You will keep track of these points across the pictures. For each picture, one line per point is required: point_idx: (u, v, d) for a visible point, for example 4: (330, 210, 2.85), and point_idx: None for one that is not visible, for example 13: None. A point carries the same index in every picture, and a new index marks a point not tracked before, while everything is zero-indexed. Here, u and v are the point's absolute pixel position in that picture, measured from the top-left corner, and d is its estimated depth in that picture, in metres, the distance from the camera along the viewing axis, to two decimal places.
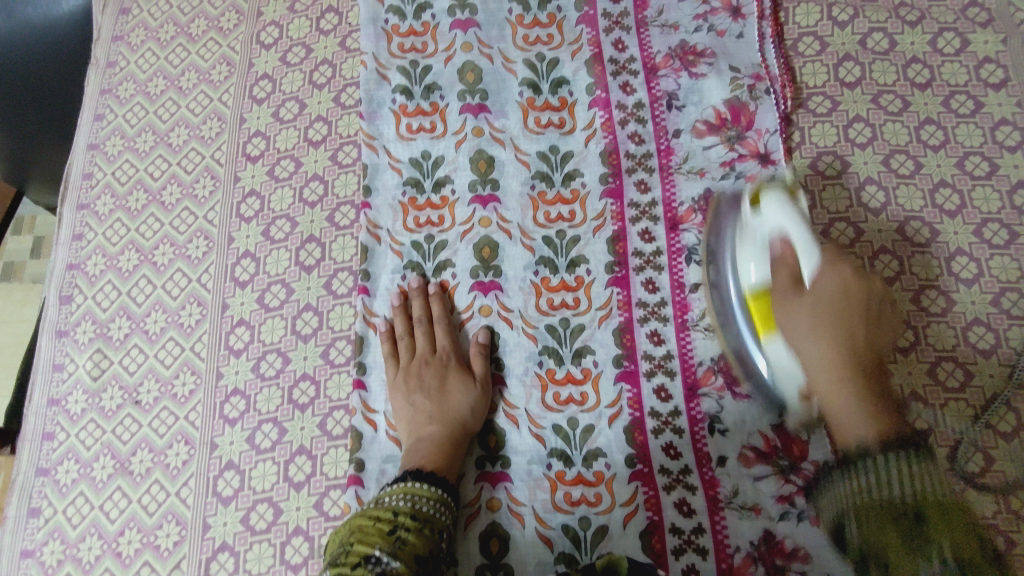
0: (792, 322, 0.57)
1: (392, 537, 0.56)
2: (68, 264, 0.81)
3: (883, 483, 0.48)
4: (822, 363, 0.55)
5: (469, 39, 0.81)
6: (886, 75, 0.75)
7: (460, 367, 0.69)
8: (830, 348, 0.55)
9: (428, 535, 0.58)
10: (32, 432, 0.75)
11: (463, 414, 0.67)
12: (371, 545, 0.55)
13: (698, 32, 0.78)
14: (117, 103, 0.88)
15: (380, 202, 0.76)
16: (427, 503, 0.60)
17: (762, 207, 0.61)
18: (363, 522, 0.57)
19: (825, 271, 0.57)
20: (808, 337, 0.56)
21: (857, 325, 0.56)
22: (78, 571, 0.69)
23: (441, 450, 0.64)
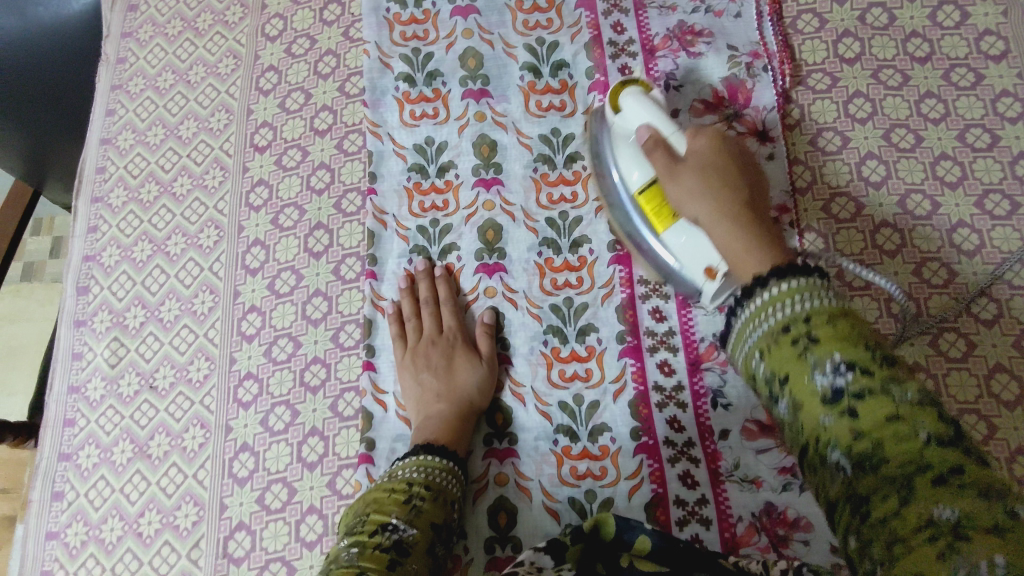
0: (684, 193, 0.59)
1: (408, 505, 0.57)
2: (85, 256, 0.84)
3: (778, 303, 0.48)
4: (712, 217, 0.58)
5: (470, 26, 0.82)
6: (885, 50, 0.75)
7: (465, 346, 0.71)
8: (715, 202, 0.58)
9: (442, 505, 0.59)
10: (53, 419, 0.77)
11: (469, 391, 0.68)
12: (388, 514, 0.56)
13: (695, 13, 0.78)
14: (128, 98, 0.90)
15: (385, 188, 0.77)
16: (440, 474, 0.61)
17: (624, 106, 0.64)
18: (378, 494, 0.58)
19: (694, 142, 0.61)
20: (699, 203, 0.58)
21: (732, 178, 0.60)
22: (101, 552, 0.71)
23: (449, 428, 0.66)
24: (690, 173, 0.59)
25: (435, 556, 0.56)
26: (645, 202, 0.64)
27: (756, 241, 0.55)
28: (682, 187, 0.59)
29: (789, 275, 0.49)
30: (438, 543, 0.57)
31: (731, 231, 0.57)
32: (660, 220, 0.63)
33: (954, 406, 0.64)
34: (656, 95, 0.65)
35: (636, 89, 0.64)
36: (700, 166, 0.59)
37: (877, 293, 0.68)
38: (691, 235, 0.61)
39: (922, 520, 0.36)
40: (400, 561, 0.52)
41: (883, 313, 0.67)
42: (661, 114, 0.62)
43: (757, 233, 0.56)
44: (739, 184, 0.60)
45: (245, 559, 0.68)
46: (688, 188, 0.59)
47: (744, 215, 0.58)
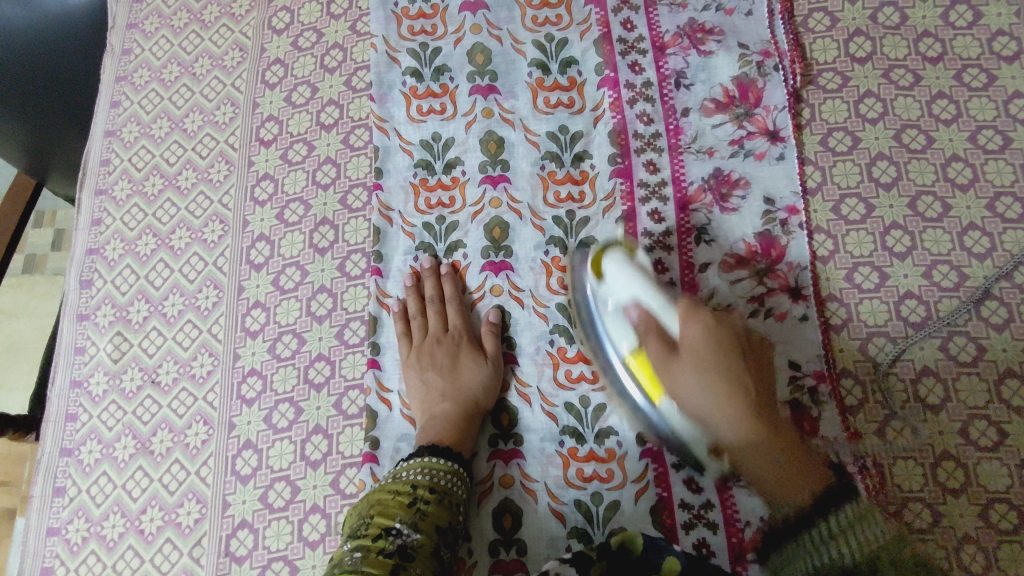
0: (682, 386, 0.57)
1: (412, 508, 0.57)
2: (88, 250, 0.83)
3: (836, 537, 0.48)
4: (731, 436, 0.55)
5: (478, 21, 0.81)
6: (897, 49, 0.75)
7: (471, 346, 0.70)
8: (726, 398, 0.55)
9: (447, 507, 0.59)
10: (56, 413, 0.77)
11: (473, 393, 0.67)
12: (392, 517, 0.55)
13: (706, 10, 0.77)
14: (133, 90, 0.89)
15: (391, 184, 0.77)
16: (444, 476, 0.61)
17: (609, 275, 0.63)
18: (382, 496, 0.58)
19: (688, 325, 0.57)
20: (700, 396, 0.56)
21: (737, 367, 0.56)
22: (102, 549, 0.71)
23: (453, 428, 0.65)
24: (687, 367, 0.57)
25: (440, 559, 0.56)
26: (637, 366, 0.61)
27: (782, 458, 0.54)
28: (681, 381, 0.57)
29: (831, 505, 0.50)
30: (443, 545, 0.57)
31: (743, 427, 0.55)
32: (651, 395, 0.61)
33: (963, 411, 0.63)
34: (639, 257, 0.63)
35: (621, 256, 0.63)
36: (701, 363, 0.56)
37: (887, 296, 0.67)
38: (685, 419, 0.59)
39: None
40: (403, 567, 0.52)
41: (893, 316, 0.67)
42: (647, 286, 0.60)
43: (768, 430, 0.55)
44: (743, 370, 0.56)
45: (248, 558, 0.68)
46: (690, 385, 0.56)
47: (756, 407, 0.55)
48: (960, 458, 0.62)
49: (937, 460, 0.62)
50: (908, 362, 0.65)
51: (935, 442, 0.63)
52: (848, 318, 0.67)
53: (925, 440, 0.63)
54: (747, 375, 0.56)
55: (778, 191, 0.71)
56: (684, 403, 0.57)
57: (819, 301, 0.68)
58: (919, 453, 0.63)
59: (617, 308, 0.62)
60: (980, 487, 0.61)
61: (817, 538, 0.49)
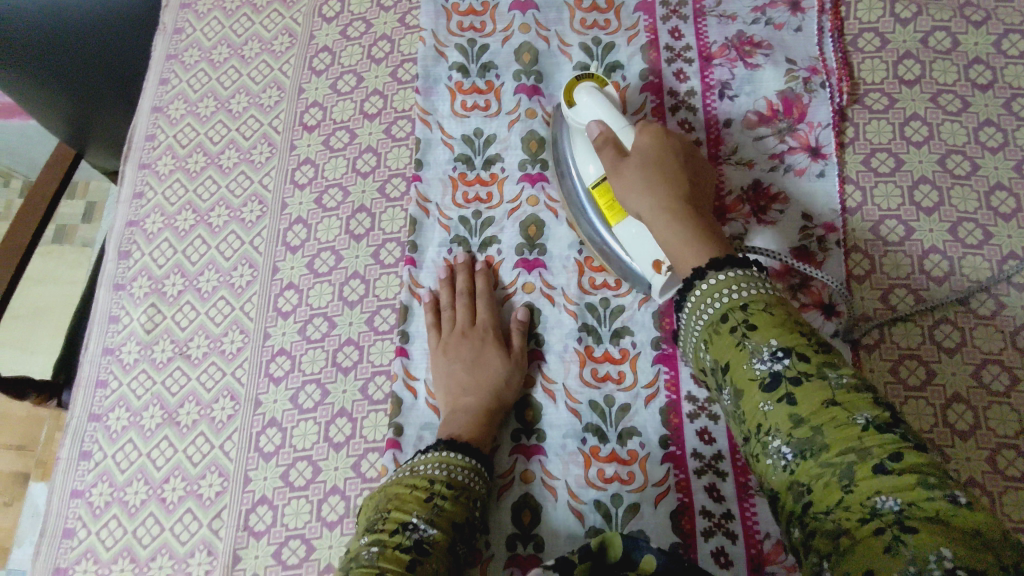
0: (626, 182, 0.58)
1: (429, 503, 0.57)
2: (128, 221, 0.85)
3: (716, 296, 0.50)
4: (659, 214, 0.56)
5: (527, 21, 0.82)
6: (946, 74, 0.74)
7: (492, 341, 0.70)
8: (654, 190, 0.57)
9: (463, 502, 0.59)
10: (86, 379, 0.78)
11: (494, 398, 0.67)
12: (409, 512, 0.55)
13: (755, 24, 0.78)
14: (182, 68, 0.91)
15: (430, 176, 0.78)
16: (462, 472, 0.61)
17: (578, 101, 0.64)
18: (399, 490, 0.58)
19: (640, 136, 0.60)
20: (640, 187, 0.58)
21: (673, 166, 0.59)
22: (124, 514, 0.72)
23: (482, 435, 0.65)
24: (633, 166, 0.58)
25: (455, 554, 0.56)
26: (599, 196, 0.65)
27: (697, 238, 0.54)
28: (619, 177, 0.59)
29: (723, 266, 0.51)
30: (459, 540, 0.57)
31: (672, 204, 0.56)
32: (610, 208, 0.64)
33: (993, 439, 0.63)
34: (610, 90, 0.65)
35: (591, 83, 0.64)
36: (647, 162, 0.58)
37: (921, 319, 0.67)
38: (637, 230, 0.62)
39: (868, 506, 0.38)
40: (420, 561, 0.52)
41: (927, 340, 0.66)
42: (612, 110, 0.63)
43: (696, 219, 0.56)
44: (676, 172, 0.58)
45: (265, 534, 0.68)
46: (633, 179, 0.58)
47: (684, 202, 0.57)
48: (986, 487, 0.62)
49: (962, 487, 0.62)
50: (938, 387, 0.65)
51: (961, 469, 0.62)
52: (880, 339, 0.67)
53: (952, 465, 0.63)
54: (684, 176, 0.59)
55: (817, 207, 0.71)
56: (629, 199, 0.59)
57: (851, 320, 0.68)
58: None
59: (583, 135, 0.66)
60: (1006, 517, 0.61)
61: (699, 297, 0.51)
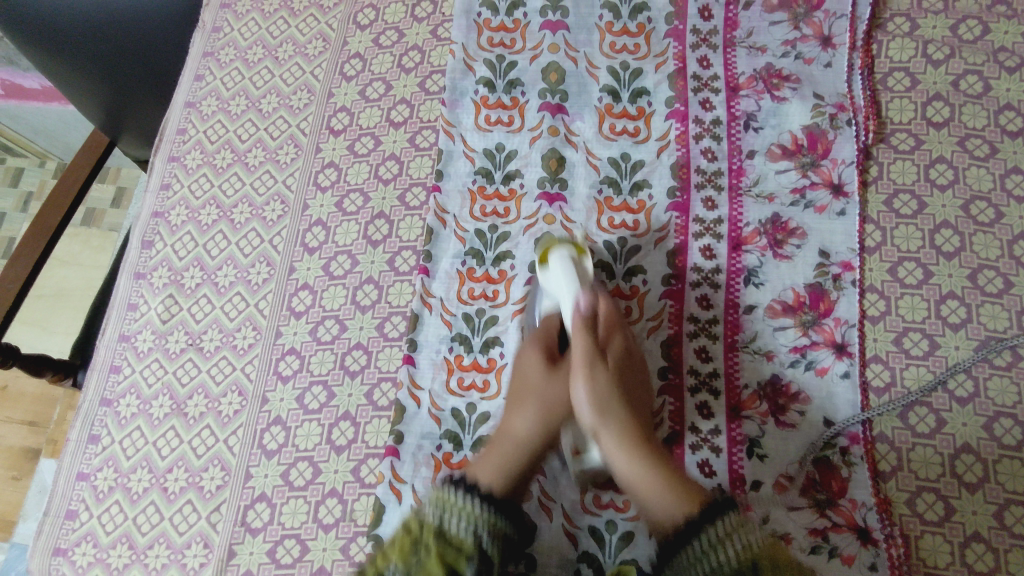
0: (598, 391, 0.59)
1: (411, 556, 0.48)
2: (154, 212, 0.86)
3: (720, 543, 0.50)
4: (625, 436, 0.58)
5: (557, 41, 0.82)
6: (976, 119, 0.73)
7: (538, 355, 0.65)
8: (615, 408, 0.59)
9: (454, 558, 0.49)
10: (101, 363, 0.80)
11: (528, 421, 0.61)
12: (387, 560, 0.48)
13: (785, 57, 0.78)
14: (217, 66, 0.93)
15: (450, 187, 0.78)
16: (461, 522, 0.52)
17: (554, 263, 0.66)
18: (394, 534, 0.52)
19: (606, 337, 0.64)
20: (610, 402, 0.59)
21: (629, 380, 0.63)
22: (126, 500, 0.73)
23: (499, 466, 0.58)
24: (606, 375, 0.60)
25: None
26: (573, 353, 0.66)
27: (665, 476, 0.56)
28: (590, 384, 0.59)
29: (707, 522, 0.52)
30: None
31: (634, 428, 0.59)
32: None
33: (1001, 494, 0.62)
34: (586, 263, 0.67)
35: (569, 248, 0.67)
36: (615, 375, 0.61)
37: (934, 366, 0.66)
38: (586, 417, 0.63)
39: None
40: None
41: (939, 387, 0.65)
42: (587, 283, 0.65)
43: (657, 451, 0.59)
44: (632, 390, 0.62)
45: (262, 531, 0.69)
46: (602, 394, 0.59)
47: (644, 430, 0.60)
48: (991, 542, 0.60)
49: (966, 541, 0.61)
50: (948, 436, 0.64)
51: (967, 521, 0.61)
52: (891, 383, 0.66)
53: (956, 518, 0.61)
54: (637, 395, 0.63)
55: (835, 245, 0.71)
56: (593, 413, 0.59)
57: (863, 361, 0.67)
58: (949, 531, 0.61)
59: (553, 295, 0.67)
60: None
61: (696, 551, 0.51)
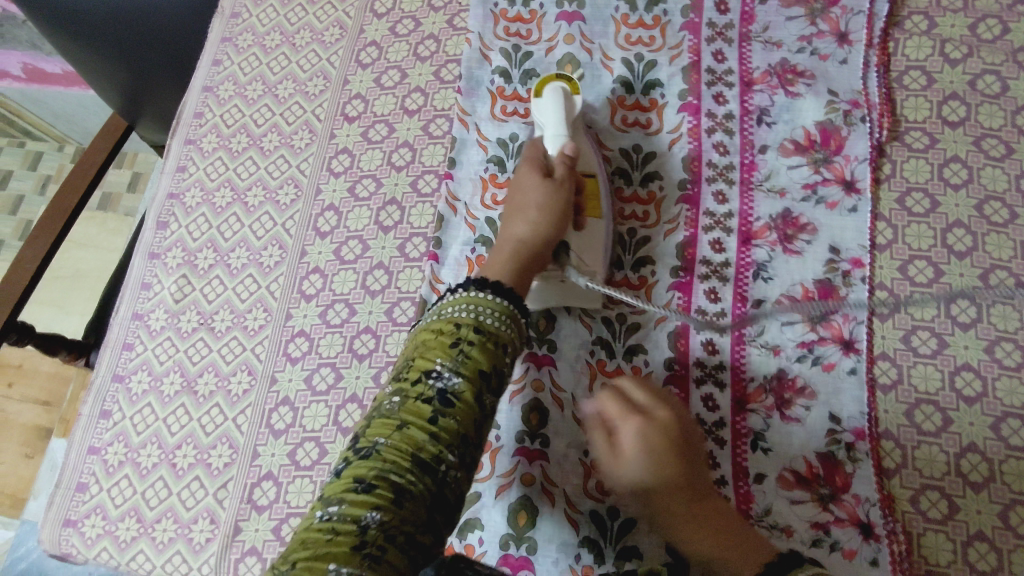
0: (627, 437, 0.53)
1: (454, 350, 0.50)
2: (169, 193, 0.88)
3: None
4: (653, 470, 0.51)
5: (573, 31, 0.82)
6: (993, 118, 0.73)
7: (533, 166, 0.64)
8: (655, 452, 0.51)
9: (492, 351, 0.51)
10: (115, 340, 0.81)
11: (526, 227, 0.61)
12: (432, 359, 0.50)
13: (801, 53, 0.77)
14: (235, 51, 0.94)
15: (462, 175, 0.79)
16: (492, 315, 0.53)
17: (549, 95, 0.72)
18: (426, 336, 0.52)
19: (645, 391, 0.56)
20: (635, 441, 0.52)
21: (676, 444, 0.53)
22: (136, 475, 0.74)
23: (507, 261, 0.58)
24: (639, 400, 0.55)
25: (482, 408, 0.50)
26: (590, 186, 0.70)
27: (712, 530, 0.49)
28: (630, 421, 0.53)
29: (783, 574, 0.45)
30: (488, 389, 0.50)
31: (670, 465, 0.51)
32: (589, 209, 0.69)
33: (1006, 494, 0.61)
34: (575, 98, 0.73)
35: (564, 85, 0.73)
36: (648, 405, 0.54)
37: (942, 365, 0.66)
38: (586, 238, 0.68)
39: None
40: (442, 415, 0.48)
41: (946, 386, 0.65)
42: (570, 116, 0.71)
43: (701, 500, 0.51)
44: (675, 454, 0.52)
45: (267, 509, 0.70)
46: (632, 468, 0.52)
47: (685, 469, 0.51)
48: (995, 541, 0.60)
49: (969, 540, 0.60)
50: (954, 435, 0.64)
51: (971, 521, 0.61)
52: (898, 380, 0.66)
53: (960, 516, 0.61)
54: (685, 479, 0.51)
55: (845, 242, 0.71)
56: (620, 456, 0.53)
57: (871, 358, 0.67)
58: (951, 529, 0.61)
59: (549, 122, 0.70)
60: None
61: None
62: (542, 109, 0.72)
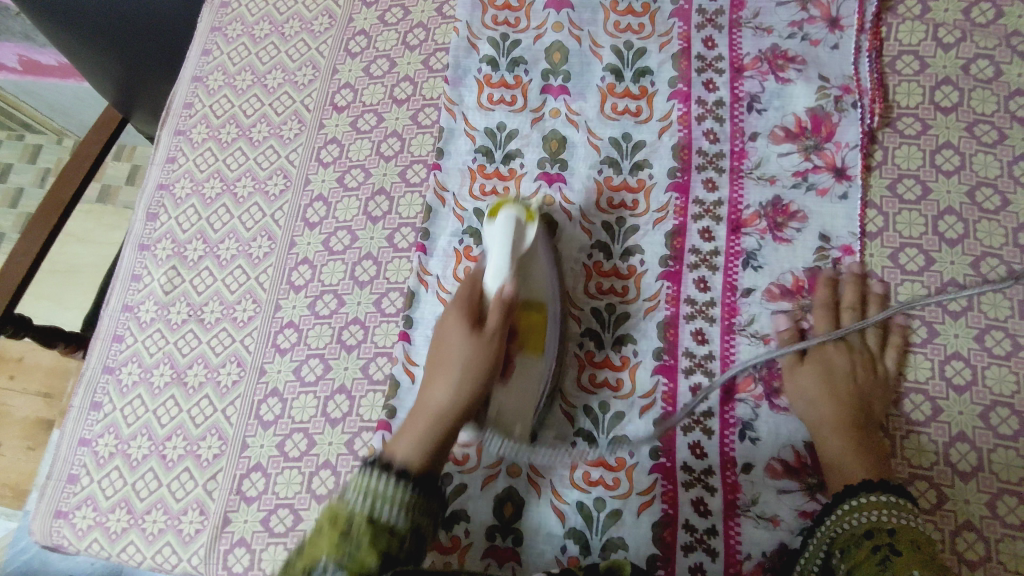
0: (826, 355, 0.65)
1: (343, 546, 0.46)
2: (159, 184, 0.87)
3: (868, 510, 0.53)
4: (833, 395, 0.62)
5: (562, 19, 0.81)
6: (985, 104, 0.72)
7: (461, 313, 0.61)
8: (848, 385, 0.63)
9: (385, 548, 0.47)
10: (105, 331, 0.81)
11: (445, 394, 0.58)
12: (316, 556, 0.45)
13: (792, 38, 0.76)
14: (224, 41, 0.94)
15: (450, 165, 0.78)
16: (391, 508, 0.49)
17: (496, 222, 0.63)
18: (317, 530, 0.48)
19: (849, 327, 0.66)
20: (833, 370, 0.64)
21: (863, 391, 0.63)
22: (126, 466, 0.74)
23: (415, 442, 0.55)
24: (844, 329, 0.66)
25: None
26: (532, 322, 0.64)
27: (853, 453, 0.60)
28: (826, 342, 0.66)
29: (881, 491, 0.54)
30: None
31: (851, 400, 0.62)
32: (531, 350, 0.64)
33: (994, 484, 0.61)
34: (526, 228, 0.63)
35: (518, 210, 0.63)
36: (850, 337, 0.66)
37: (932, 354, 0.65)
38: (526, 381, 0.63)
39: None
40: None
41: (935, 375, 0.65)
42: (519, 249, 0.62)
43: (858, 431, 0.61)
44: (861, 402, 0.62)
45: (256, 500, 0.70)
46: (830, 378, 0.63)
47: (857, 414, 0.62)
48: (982, 531, 0.60)
49: (957, 530, 0.60)
50: (943, 424, 0.63)
51: (958, 510, 0.60)
52: (888, 369, 0.65)
53: (948, 506, 0.61)
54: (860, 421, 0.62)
55: (835, 229, 0.70)
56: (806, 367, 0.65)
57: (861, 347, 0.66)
58: (940, 518, 0.60)
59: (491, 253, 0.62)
60: (1000, 565, 0.59)
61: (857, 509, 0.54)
62: (490, 237, 0.63)
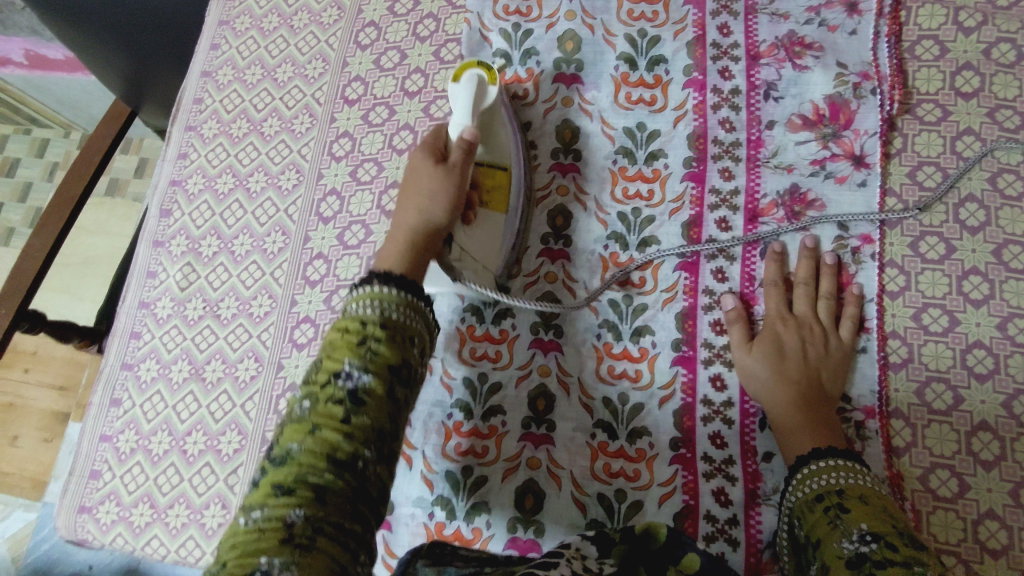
0: (775, 333, 0.65)
1: (362, 347, 0.48)
2: (172, 180, 0.87)
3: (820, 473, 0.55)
4: (783, 371, 0.63)
5: (574, 7, 0.80)
6: (1007, 89, 0.71)
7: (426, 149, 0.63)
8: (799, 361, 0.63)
9: (400, 344, 0.49)
10: (123, 328, 0.82)
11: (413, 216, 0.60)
12: (340, 360, 0.48)
13: (808, 24, 0.75)
14: (233, 35, 0.93)
15: None
16: (397, 309, 0.50)
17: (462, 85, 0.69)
18: (332, 338, 0.49)
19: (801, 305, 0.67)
20: (784, 347, 0.64)
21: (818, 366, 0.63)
22: (147, 462, 0.75)
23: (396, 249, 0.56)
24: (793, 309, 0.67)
25: (395, 401, 0.48)
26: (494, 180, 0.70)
27: (808, 426, 0.59)
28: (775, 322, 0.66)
29: (827, 454, 0.56)
30: (399, 384, 0.49)
31: (799, 376, 0.62)
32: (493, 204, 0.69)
33: (1017, 473, 0.61)
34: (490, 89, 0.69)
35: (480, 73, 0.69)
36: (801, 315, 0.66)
37: (954, 343, 0.65)
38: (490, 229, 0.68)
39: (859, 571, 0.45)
40: (354, 414, 0.46)
41: (957, 364, 0.64)
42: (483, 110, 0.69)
43: (812, 406, 0.61)
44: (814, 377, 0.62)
45: None
46: (781, 357, 0.63)
47: (808, 388, 0.62)
48: (1005, 519, 0.60)
49: (979, 518, 0.60)
50: (965, 413, 0.63)
51: (981, 498, 0.60)
52: (908, 358, 0.65)
53: (971, 495, 0.61)
54: (817, 397, 0.61)
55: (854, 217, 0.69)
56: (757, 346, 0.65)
57: (881, 336, 0.66)
58: (961, 507, 0.60)
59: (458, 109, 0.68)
60: None
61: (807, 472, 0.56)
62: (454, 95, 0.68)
